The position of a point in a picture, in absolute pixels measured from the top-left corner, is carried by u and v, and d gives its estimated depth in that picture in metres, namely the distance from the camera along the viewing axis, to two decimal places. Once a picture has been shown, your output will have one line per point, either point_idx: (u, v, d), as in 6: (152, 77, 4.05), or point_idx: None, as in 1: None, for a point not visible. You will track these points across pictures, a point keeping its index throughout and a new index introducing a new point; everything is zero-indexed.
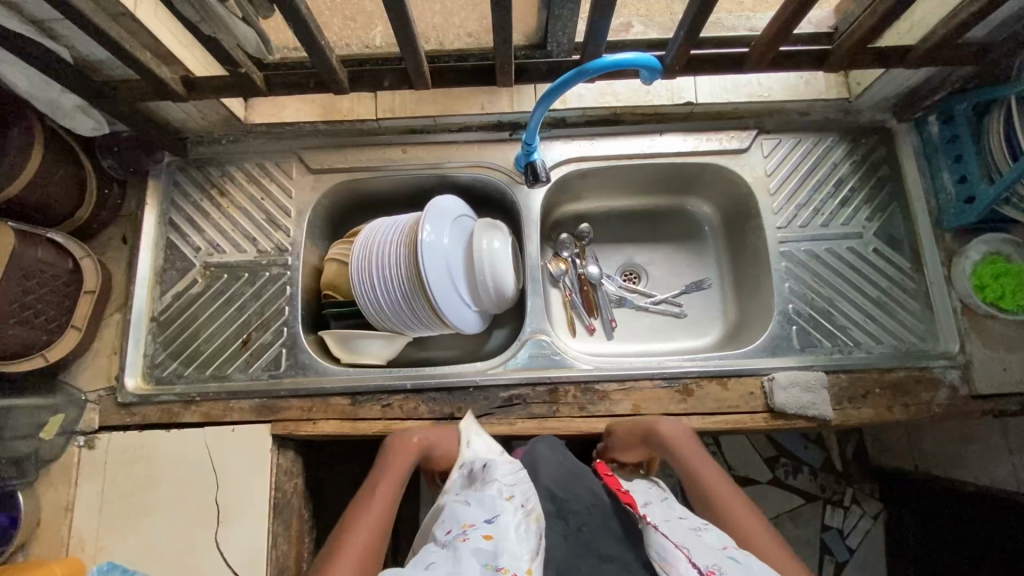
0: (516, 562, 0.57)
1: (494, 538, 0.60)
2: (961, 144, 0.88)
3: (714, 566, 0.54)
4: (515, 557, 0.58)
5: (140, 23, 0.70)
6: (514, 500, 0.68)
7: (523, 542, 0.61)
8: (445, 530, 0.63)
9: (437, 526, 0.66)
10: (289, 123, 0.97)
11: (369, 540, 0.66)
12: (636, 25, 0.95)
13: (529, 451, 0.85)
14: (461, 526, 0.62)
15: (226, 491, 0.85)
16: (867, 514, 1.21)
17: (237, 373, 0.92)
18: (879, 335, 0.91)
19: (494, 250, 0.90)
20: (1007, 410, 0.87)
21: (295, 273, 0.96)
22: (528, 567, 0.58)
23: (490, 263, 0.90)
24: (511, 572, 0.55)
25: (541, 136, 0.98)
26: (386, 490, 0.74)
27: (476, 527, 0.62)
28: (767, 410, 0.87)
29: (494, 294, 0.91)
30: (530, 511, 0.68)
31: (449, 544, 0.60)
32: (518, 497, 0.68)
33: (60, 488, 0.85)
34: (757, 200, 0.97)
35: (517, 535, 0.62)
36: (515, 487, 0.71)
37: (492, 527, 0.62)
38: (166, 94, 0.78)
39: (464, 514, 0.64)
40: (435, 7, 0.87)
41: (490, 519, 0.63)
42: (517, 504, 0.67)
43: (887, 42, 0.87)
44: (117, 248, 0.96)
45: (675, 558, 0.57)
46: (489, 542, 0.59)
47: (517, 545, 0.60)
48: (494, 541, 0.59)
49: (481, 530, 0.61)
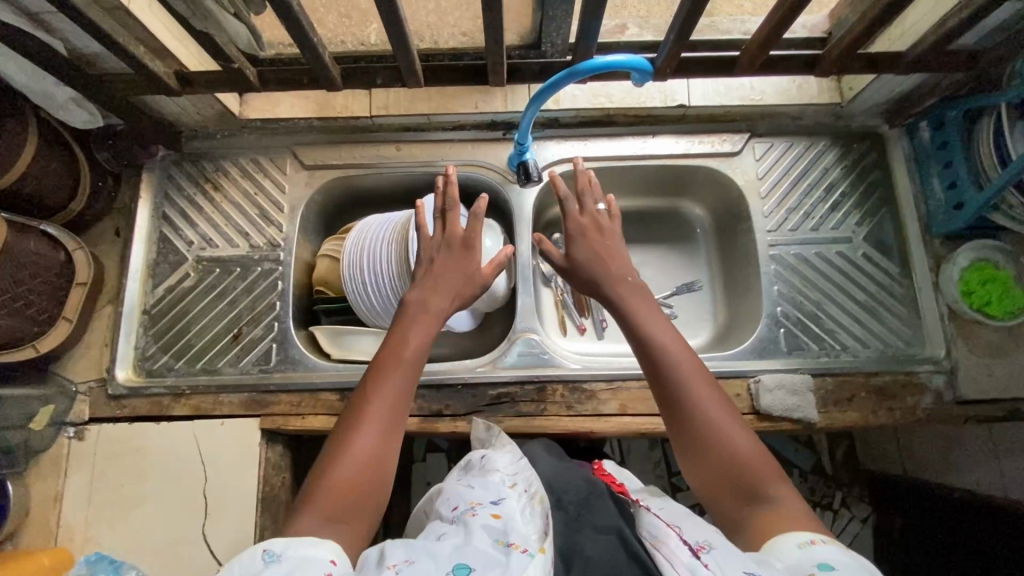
0: (526, 540, 0.56)
1: (502, 517, 0.60)
2: (951, 151, 0.88)
3: (705, 541, 0.52)
4: (524, 536, 0.57)
5: (134, 17, 0.70)
6: (518, 487, 0.68)
7: (531, 523, 0.61)
8: (450, 507, 0.64)
9: (441, 505, 0.66)
10: (283, 119, 0.98)
11: (395, 412, 0.64)
12: (631, 26, 0.94)
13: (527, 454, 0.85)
14: (468, 504, 0.63)
15: (214, 484, 0.85)
16: (856, 517, 1.21)
17: (228, 367, 0.92)
18: (867, 340, 0.92)
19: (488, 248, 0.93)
20: (992, 415, 0.87)
21: (287, 268, 0.96)
22: (539, 546, 0.56)
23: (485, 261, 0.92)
24: (520, 548, 0.54)
25: (535, 136, 0.99)
26: (411, 348, 0.69)
27: (483, 506, 0.62)
28: (753, 412, 0.87)
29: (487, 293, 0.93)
30: (533, 497, 0.66)
31: (459, 518, 0.60)
32: (523, 483, 0.69)
33: (50, 479, 0.86)
34: (748, 203, 0.98)
35: (524, 517, 0.61)
36: (519, 474, 0.71)
37: (499, 509, 0.62)
38: (160, 88, 0.78)
39: (469, 494, 0.65)
40: (429, 6, 0.89)
41: (497, 501, 0.64)
42: (522, 491, 0.67)
43: (880, 47, 0.87)
44: (111, 241, 0.97)
45: (667, 535, 0.53)
46: (498, 520, 0.59)
47: (526, 526, 0.60)
48: (502, 520, 0.59)
49: (489, 510, 0.61)
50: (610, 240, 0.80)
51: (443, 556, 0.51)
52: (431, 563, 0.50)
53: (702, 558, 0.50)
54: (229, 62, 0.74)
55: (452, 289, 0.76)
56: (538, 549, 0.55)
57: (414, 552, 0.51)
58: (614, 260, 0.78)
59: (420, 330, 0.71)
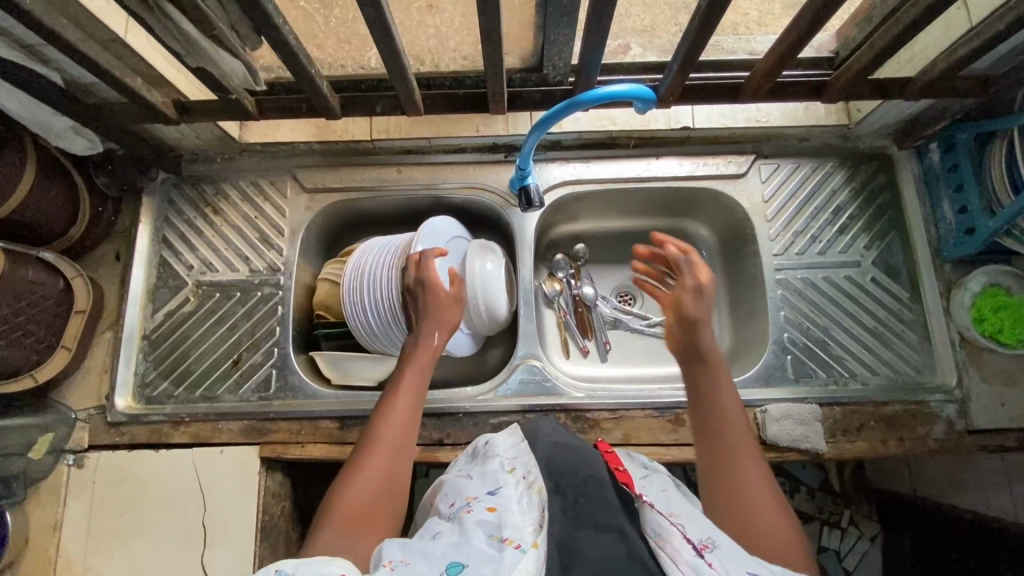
0: (520, 532, 0.53)
1: (497, 510, 0.57)
2: (961, 174, 0.87)
3: (708, 539, 0.52)
4: (518, 528, 0.54)
5: (130, 47, 0.69)
6: (517, 472, 0.65)
7: (528, 512, 0.57)
8: (449, 503, 0.62)
9: (440, 501, 0.65)
10: (284, 142, 0.97)
11: (406, 433, 0.67)
12: (634, 47, 0.92)
13: (530, 431, 0.78)
14: (465, 499, 0.61)
15: (212, 513, 0.84)
16: (865, 536, 1.18)
17: (227, 394, 0.91)
18: (876, 367, 0.90)
19: (490, 272, 0.90)
20: (1005, 446, 0.85)
21: (287, 293, 0.95)
22: (533, 540, 0.53)
23: (484, 286, 0.90)
24: (514, 543, 0.52)
25: (537, 159, 0.98)
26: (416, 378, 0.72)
27: (479, 499, 0.60)
28: (759, 442, 0.86)
29: (488, 318, 0.91)
30: (531, 484, 0.62)
31: (455, 515, 0.58)
32: (522, 468, 0.66)
33: (49, 507, 0.85)
34: (754, 227, 0.96)
35: (520, 507, 0.58)
36: (518, 458, 0.68)
37: (495, 499, 0.59)
38: (158, 117, 0.78)
39: (467, 488, 0.63)
40: (430, 31, 0.79)
41: (493, 491, 0.61)
42: (520, 477, 0.64)
43: (888, 71, 0.86)
44: (110, 265, 0.96)
45: (670, 533, 0.53)
46: (493, 514, 0.56)
47: (521, 517, 0.56)
48: (497, 513, 0.57)
49: (485, 503, 0.59)
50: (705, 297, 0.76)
51: (437, 556, 0.51)
52: (424, 563, 0.51)
53: (705, 558, 0.50)
54: (226, 93, 0.74)
55: (446, 325, 0.80)
56: (532, 544, 0.52)
57: (410, 550, 0.52)
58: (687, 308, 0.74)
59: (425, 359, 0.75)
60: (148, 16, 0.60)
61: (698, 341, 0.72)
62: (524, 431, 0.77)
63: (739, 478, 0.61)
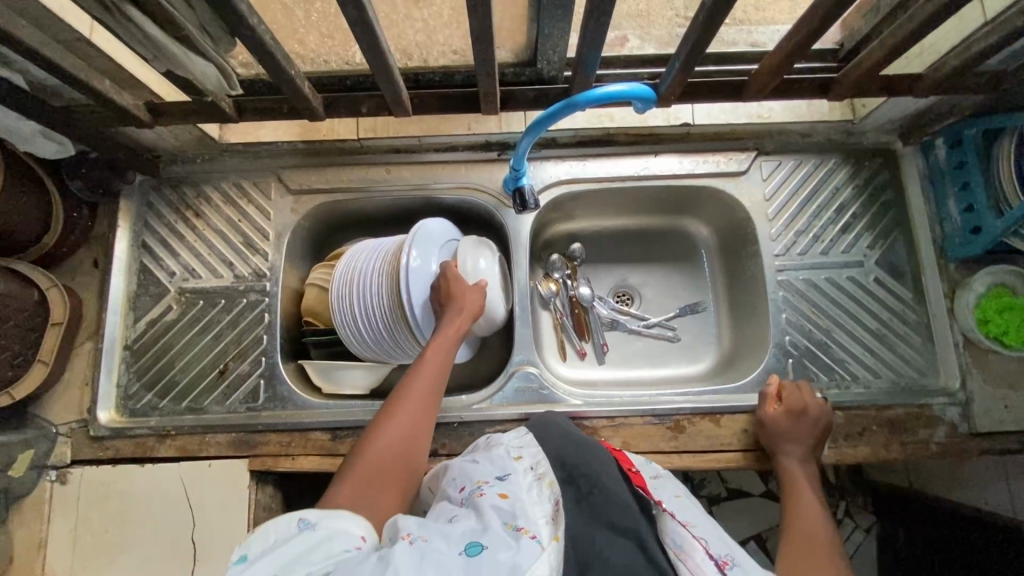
0: (535, 524, 0.52)
1: (510, 497, 0.56)
2: (967, 171, 0.84)
3: (727, 556, 0.53)
4: (532, 519, 0.53)
5: (97, 48, 0.65)
6: (524, 461, 0.64)
7: (541, 503, 0.56)
8: (459, 487, 0.60)
9: (447, 484, 0.63)
10: (265, 142, 0.94)
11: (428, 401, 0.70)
12: (632, 39, 0.87)
13: (540, 422, 0.76)
14: (477, 483, 0.59)
15: (200, 529, 0.82)
16: (861, 527, 1.14)
17: (214, 405, 0.89)
18: (878, 369, 0.88)
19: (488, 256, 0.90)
20: (1009, 448, 0.84)
21: (273, 299, 0.92)
22: (551, 533, 0.51)
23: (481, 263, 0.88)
24: (530, 532, 0.50)
25: (532, 157, 0.94)
26: (432, 364, 0.73)
27: (491, 484, 0.59)
28: (760, 449, 0.84)
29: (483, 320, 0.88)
30: (541, 475, 0.61)
31: (468, 501, 0.57)
32: (529, 457, 0.65)
33: (32, 525, 0.83)
34: (755, 226, 0.93)
35: (532, 496, 0.57)
36: (525, 447, 0.67)
37: (506, 486, 0.58)
38: (130, 121, 0.74)
39: (475, 472, 0.62)
40: (417, 24, 0.74)
41: (503, 477, 0.60)
42: (529, 466, 0.63)
43: (898, 65, 0.82)
44: (88, 273, 0.92)
45: (692, 546, 0.52)
46: (506, 501, 0.55)
47: (535, 508, 0.55)
48: (510, 500, 0.55)
49: (496, 488, 0.57)
50: (795, 423, 0.81)
51: (455, 536, 0.49)
52: (443, 542, 0.48)
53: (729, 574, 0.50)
54: (202, 95, 0.70)
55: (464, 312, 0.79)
56: (550, 537, 0.51)
57: (428, 528, 0.49)
58: (783, 430, 0.80)
59: (443, 344, 0.75)
60: (109, 15, 0.55)
61: (783, 465, 0.80)
62: (532, 426, 0.75)
63: (814, 559, 0.63)
